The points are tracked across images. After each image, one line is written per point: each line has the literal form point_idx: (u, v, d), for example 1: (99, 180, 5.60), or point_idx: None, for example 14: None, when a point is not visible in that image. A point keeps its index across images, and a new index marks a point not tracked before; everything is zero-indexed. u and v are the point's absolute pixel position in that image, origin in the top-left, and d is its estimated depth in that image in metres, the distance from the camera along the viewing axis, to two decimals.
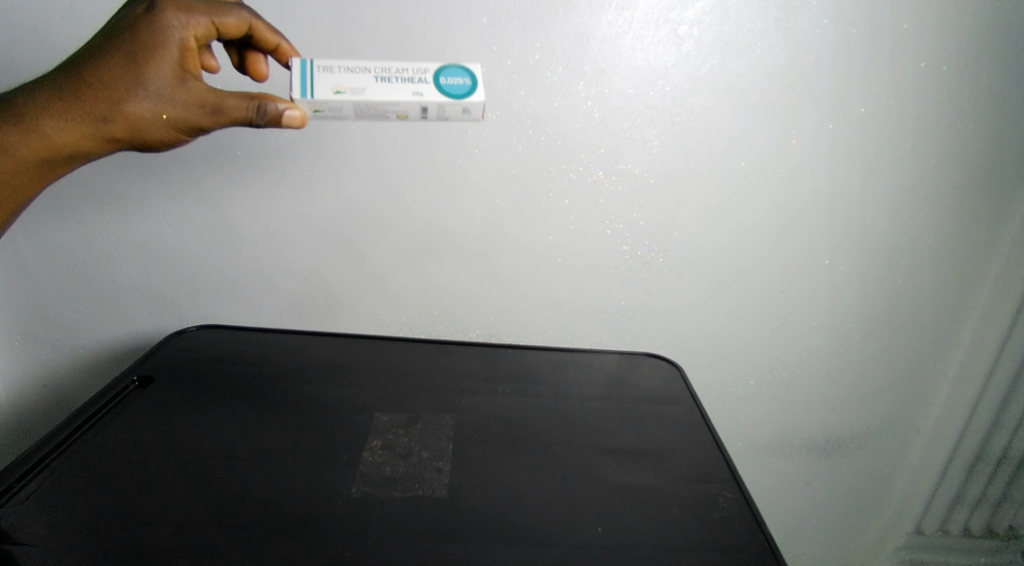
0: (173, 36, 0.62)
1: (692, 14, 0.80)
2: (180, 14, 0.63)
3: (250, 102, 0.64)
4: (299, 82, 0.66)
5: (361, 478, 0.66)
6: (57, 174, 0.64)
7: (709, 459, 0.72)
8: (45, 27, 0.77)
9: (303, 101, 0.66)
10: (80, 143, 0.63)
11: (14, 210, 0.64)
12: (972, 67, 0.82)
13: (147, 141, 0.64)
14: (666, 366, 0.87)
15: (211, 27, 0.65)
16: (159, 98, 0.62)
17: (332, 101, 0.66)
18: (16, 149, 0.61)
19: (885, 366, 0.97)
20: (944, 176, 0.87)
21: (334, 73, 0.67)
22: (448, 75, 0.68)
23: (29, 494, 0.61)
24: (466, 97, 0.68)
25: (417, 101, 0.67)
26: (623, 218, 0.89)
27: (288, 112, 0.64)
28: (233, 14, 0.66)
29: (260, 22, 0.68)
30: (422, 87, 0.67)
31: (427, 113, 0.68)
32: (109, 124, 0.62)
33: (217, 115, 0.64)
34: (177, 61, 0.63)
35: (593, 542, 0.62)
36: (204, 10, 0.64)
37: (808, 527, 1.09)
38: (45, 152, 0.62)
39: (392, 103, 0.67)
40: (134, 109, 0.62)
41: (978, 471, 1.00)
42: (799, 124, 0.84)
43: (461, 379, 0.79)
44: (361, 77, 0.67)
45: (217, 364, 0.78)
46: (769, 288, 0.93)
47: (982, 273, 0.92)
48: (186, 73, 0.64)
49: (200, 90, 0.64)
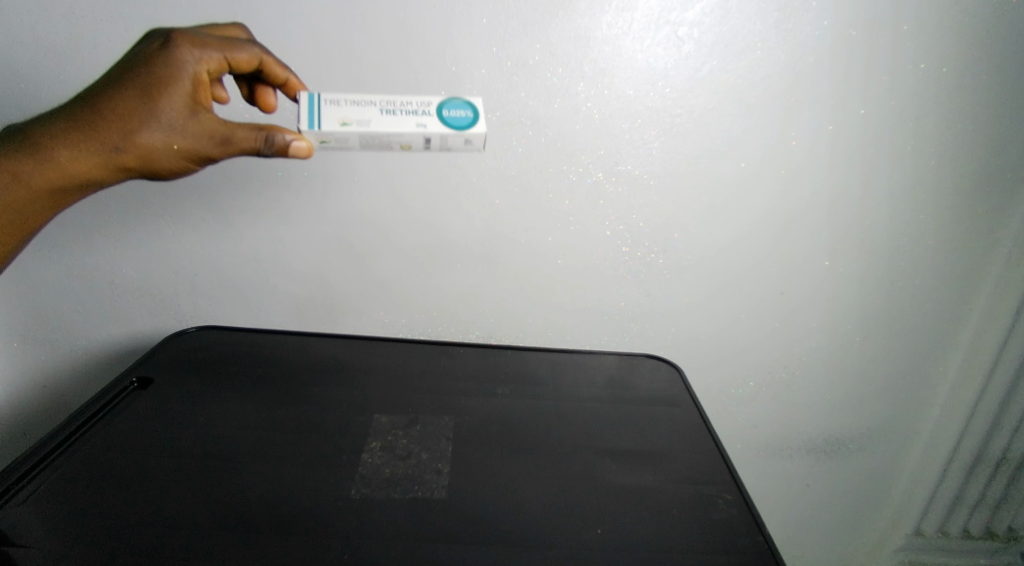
0: (186, 70, 0.63)
1: (692, 15, 0.80)
2: (193, 50, 0.63)
3: (258, 133, 0.64)
4: (306, 113, 0.66)
5: (360, 480, 0.66)
6: (69, 200, 0.64)
7: (708, 460, 0.72)
8: (42, 27, 0.77)
9: (310, 133, 0.67)
10: (92, 172, 0.62)
11: (26, 236, 0.64)
12: (971, 69, 0.82)
13: (158, 169, 0.64)
14: (665, 367, 0.87)
15: (223, 62, 0.65)
16: (170, 128, 0.62)
17: (338, 132, 0.67)
18: (29, 177, 0.61)
19: (885, 368, 0.97)
20: (944, 177, 0.87)
21: (340, 106, 0.67)
22: (451, 107, 0.68)
23: (29, 495, 0.62)
24: (468, 129, 0.68)
25: (421, 133, 0.67)
26: (623, 219, 0.88)
27: (294, 142, 0.65)
28: (245, 50, 0.66)
29: (270, 58, 0.69)
30: (426, 119, 0.67)
31: (431, 143, 0.68)
32: (121, 153, 0.62)
33: (226, 145, 0.64)
34: (189, 93, 0.63)
35: (592, 543, 0.62)
36: (217, 46, 0.65)
37: (808, 528, 1.09)
38: (58, 180, 0.62)
39: (397, 135, 0.67)
40: (146, 140, 0.62)
41: (978, 473, 1.01)
42: (799, 126, 0.84)
43: (462, 381, 0.79)
44: (366, 109, 0.67)
45: (218, 365, 0.78)
46: (769, 289, 0.93)
47: (982, 276, 0.92)
48: (198, 105, 0.64)
49: (211, 121, 0.63)
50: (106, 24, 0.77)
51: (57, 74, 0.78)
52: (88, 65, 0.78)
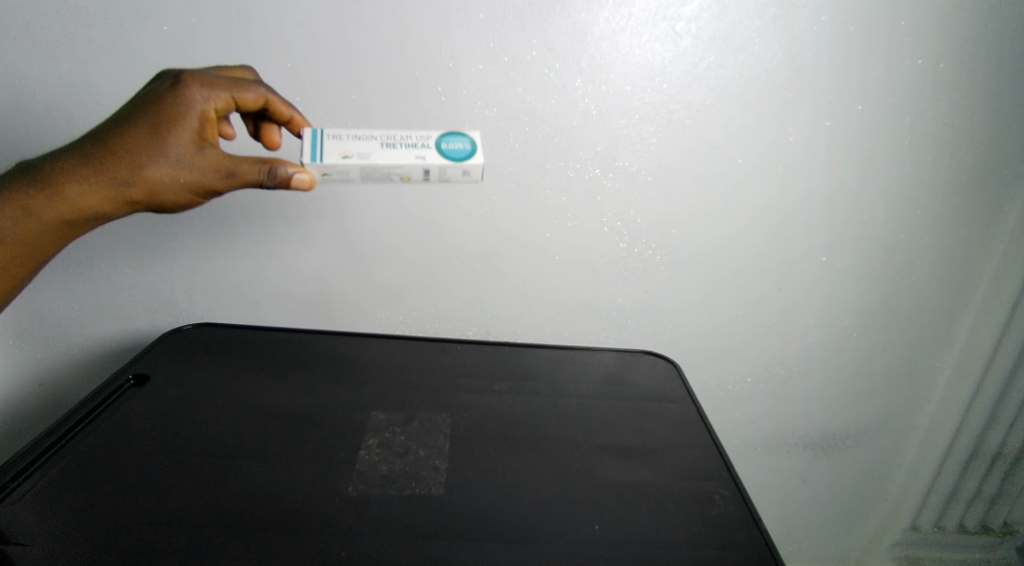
0: (195, 108, 0.63)
1: (690, 10, 0.79)
2: (202, 89, 0.63)
3: (261, 165, 0.64)
4: (309, 146, 0.67)
5: (359, 476, 0.66)
6: (77, 234, 0.64)
7: (706, 455, 0.72)
8: (37, 22, 0.76)
9: (313, 165, 0.67)
10: (101, 206, 0.62)
11: (32, 269, 0.63)
12: (969, 65, 0.82)
13: (164, 202, 0.64)
14: (664, 363, 0.86)
15: (230, 101, 0.65)
16: (178, 163, 0.62)
17: (340, 164, 0.67)
18: (38, 211, 0.61)
19: (882, 363, 0.98)
20: (941, 174, 0.87)
21: (343, 140, 0.68)
22: (450, 139, 0.69)
23: (25, 493, 0.61)
24: (466, 160, 0.69)
25: (420, 163, 0.68)
26: (621, 215, 0.88)
27: (296, 175, 0.65)
28: (251, 90, 0.66)
29: (276, 97, 0.69)
30: (425, 151, 0.68)
31: (430, 174, 0.69)
32: (130, 188, 0.62)
33: (231, 178, 0.64)
34: (196, 130, 0.63)
35: (591, 538, 0.63)
36: (225, 85, 0.65)
37: (803, 522, 1.10)
38: (67, 215, 0.62)
39: (397, 166, 0.68)
40: (154, 174, 0.62)
41: (974, 468, 1.01)
42: (797, 121, 0.84)
43: (460, 378, 0.79)
44: (368, 143, 0.68)
45: (213, 362, 0.78)
46: (767, 285, 0.93)
47: (978, 272, 0.92)
48: (205, 140, 0.64)
49: (217, 156, 0.64)
50: (100, 18, 0.76)
51: (52, 69, 0.78)
52: (83, 60, 0.78)
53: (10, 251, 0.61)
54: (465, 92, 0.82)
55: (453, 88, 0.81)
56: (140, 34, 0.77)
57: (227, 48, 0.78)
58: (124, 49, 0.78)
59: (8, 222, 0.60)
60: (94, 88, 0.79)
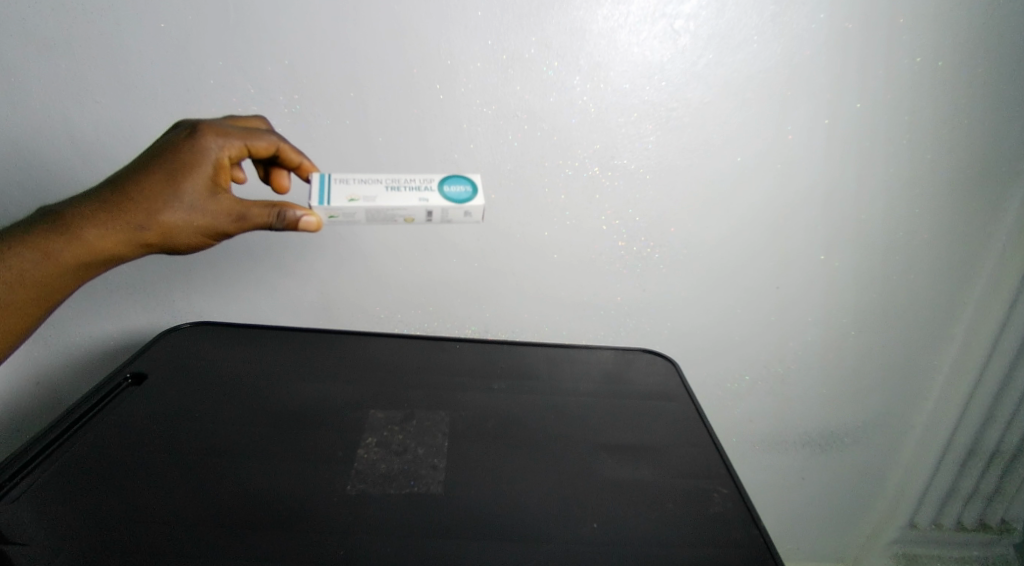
0: (209, 155, 0.64)
1: (688, 8, 0.79)
2: (217, 138, 0.65)
3: (270, 209, 0.66)
4: (317, 190, 0.68)
5: (357, 475, 0.65)
6: (92, 275, 0.65)
7: (704, 453, 0.72)
8: (33, 19, 0.75)
9: (320, 208, 0.68)
10: (117, 248, 0.63)
11: (45, 310, 0.64)
12: (967, 63, 0.82)
13: (177, 245, 0.65)
14: (662, 361, 0.86)
15: (243, 149, 0.67)
16: (191, 209, 0.64)
17: (346, 208, 0.68)
18: (56, 254, 0.62)
19: (880, 361, 0.98)
20: (940, 172, 0.87)
21: (349, 184, 0.69)
22: (451, 181, 0.70)
23: (21, 492, 0.61)
24: (467, 202, 0.70)
25: (424, 206, 0.69)
26: (619, 214, 0.88)
27: (304, 218, 0.66)
28: (264, 138, 0.68)
29: (286, 144, 0.70)
30: (428, 194, 0.69)
31: (432, 216, 0.70)
32: (145, 231, 0.63)
33: (242, 222, 0.66)
34: (210, 176, 0.64)
35: (589, 537, 0.63)
36: (239, 134, 0.66)
37: (801, 520, 1.11)
38: (84, 257, 0.63)
39: (401, 208, 0.69)
40: (168, 219, 0.63)
41: (972, 466, 1.01)
42: (795, 119, 0.84)
43: (458, 376, 0.79)
44: (373, 186, 0.69)
45: (210, 362, 0.77)
46: (764, 283, 0.93)
47: (976, 270, 0.92)
48: (218, 186, 0.65)
49: (229, 201, 0.65)
50: (96, 15, 0.76)
51: (48, 67, 0.77)
52: (80, 58, 0.77)
53: (26, 292, 0.62)
54: (463, 90, 0.82)
55: (451, 87, 0.81)
56: (137, 32, 0.77)
57: (225, 46, 0.78)
58: (121, 47, 0.77)
59: (28, 265, 0.61)
60: (91, 87, 0.78)
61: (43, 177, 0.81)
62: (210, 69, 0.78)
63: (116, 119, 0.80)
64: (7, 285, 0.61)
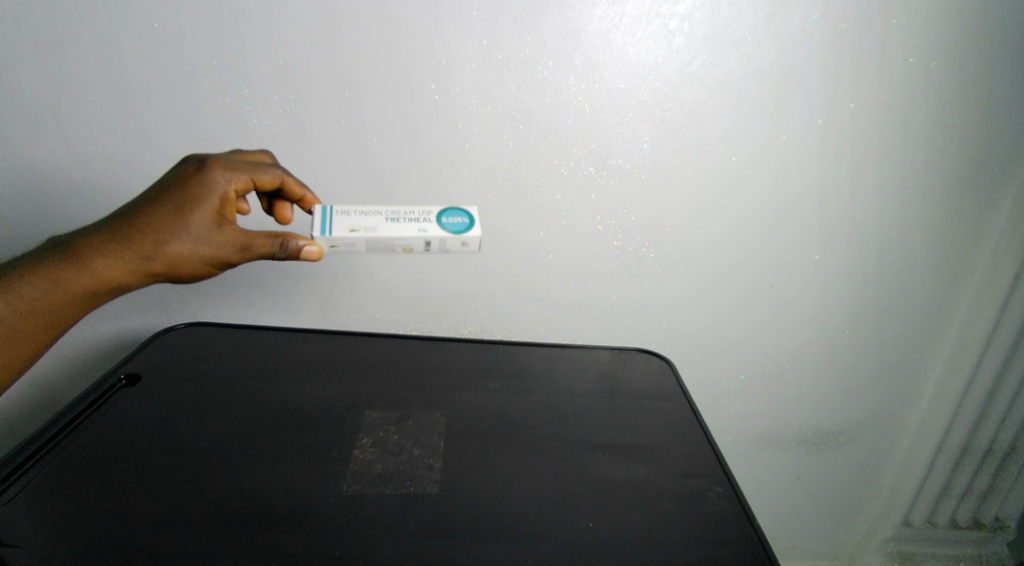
0: (217, 189, 0.66)
1: (683, 8, 0.79)
2: (225, 172, 0.67)
3: (274, 239, 0.67)
4: (319, 222, 0.71)
5: (352, 476, 0.65)
6: (98, 303, 0.65)
7: (698, 452, 0.72)
8: (25, 18, 0.75)
9: (321, 239, 0.70)
10: (124, 278, 0.64)
11: (50, 339, 0.64)
12: (960, 63, 0.82)
13: (182, 274, 0.66)
14: (657, 361, 0.86)
15: (249, 182, 0.69)
16: (197, 240, 0.65)
17: (348, 238, 0.70)
18: (64, 283, 0.63)
19: (874, 360, 0.98)
20: (933, 172, 0.87)
21: (350, 216, 0.72)
22: (450, 213, 0.74)
23: (14, 495, 0.61)
24: (465, 232, 0.73)
25: (422, 236, 0.72)
26: (615, 214, 0.88)
27: (306, 247, 0.68)
28: (269, 171, 0.70)
29: (290, 178, 0.72)
30: (427, 225, 0.72)
31: (430, 246, 0.73)
32: (152, 261, 0.64)
33: (246, 252, 0.67)
34: (216, 208, 0.66)
35: (584, 536, 0.63)
36: (245, 168, 0.68)
37: (796, 518, 1.11)
38: (90, 286, 0.63)
39: (400, 238, 0.72)
40: (175, 249, 0.64)
41: (966, 464, 1.02)
42: (789, 120, 0.84)
43: (453, 375, 0.79)
44: (374, 218, 0.72)
45: (206, 362, 0.77)
46: (759, 282, 0.93)
47: (969, 269, 0.93)
48: (224, 218, 0.66)
49: (234, 232, 0.66)
50: (90, 15, 0.75)
51: (42, 67, 0.77)
52: (73, 58, 0.77)
53: (32, 320, 0.62)
54: (458, 89, 0.82)
55: (446, 87, 0.81)
56: (130, 32, 0.76)
57: (219, 46, 0.78)
58: (114, 46, 0.77)
59: (36, 293, 0.62)
60: (85, 87, 0.78)
61: (37, 178, 0.81)
62: (204, 70, 0.78)
63: (110, 119, 0.80)
64: (14, 313, 0.61)
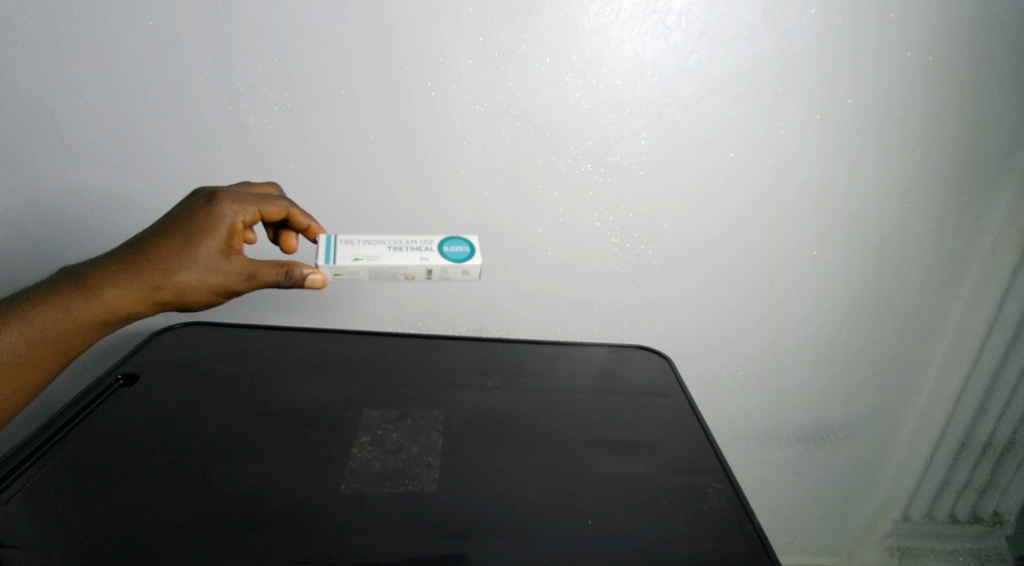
0: (224, 220, 0.66)
1: (680, 4, 0.79)
2: (233, 205, 0.66)
3: (279, 268, 0.67)
4: (323, 250, 0.71)
5: (350, 474, 0.65)
6: (108, 332, 0.66)
7: (698, 449, 0.72)
8: (18, 17, 0.74)
9: (326, 267, 0.71)
10: (133, 307, 0.64)
11: (59, 367, 0.64)
12: (958, 57, 0.82)
13: (190, 303, 0.66)
14: (656, 358, 0.86)
15: (256, 213, 0.68)
16: (205, 270, 0.65)
17: (351, 266, 0.71)
18: (75, 312, 0.63)
19: (873, 354, 0.98)
20: (930, 168, 0.87)
21: (354, 244, 0.72)
22: (450, 242, 0.74)
23: (12, 496, 0.61)
24: (466, 261, 0.73)
25: (424, 265, 0.72)
26: (612, 211, 0.88)
27: (311, 276, 0.68)
28: (275, 203, 0.70)
29: (296, 209, 0.72)
30: (428, 254, 0.73)
31: (432, 274, 0.73)
32: (160, 290, 0.64)
33: (251, 281, 0.67)
34: (224, 239, 0.66)
35: (583, 534, 0.63)
36: (253, 200, 0.68)
37: (796, 514, 1.12)
38: (100, 315, 0.64)
39: (402, 267, 0.72)
40: (183, 279, 0.64)
41: (965, 458, 1.02)
42: (787, 116, 0.84)
43: (451, 374, 0.78)
44: (377, 247, 0.73)
45: (205, 363, 0.76)
46: (757, 279, 0.93)
47: (967, 264, 0.93)
48: (231, 248, 0.67)
49: (241, 262, 0.67)
50: (83, 13, 0.75)
51: (35, 67, 0.76)
52: (67, 56, 0.76)
53: (43, 349, 0.62)
54: (455, 86, 0.81)
55: (443, 83, 0.81)
56: (124, 31, 0.76)
57: (214, 44, 0.77)
58: (108, 44, 0.76)
59: (47, 321, 0.62)
60: (78, 86, 0.77)
61: (31, 178, 0.80)
62: (200, 68, 0.78)
63: (104, 117, 0.79)
64: (25, 341, 0.62)
